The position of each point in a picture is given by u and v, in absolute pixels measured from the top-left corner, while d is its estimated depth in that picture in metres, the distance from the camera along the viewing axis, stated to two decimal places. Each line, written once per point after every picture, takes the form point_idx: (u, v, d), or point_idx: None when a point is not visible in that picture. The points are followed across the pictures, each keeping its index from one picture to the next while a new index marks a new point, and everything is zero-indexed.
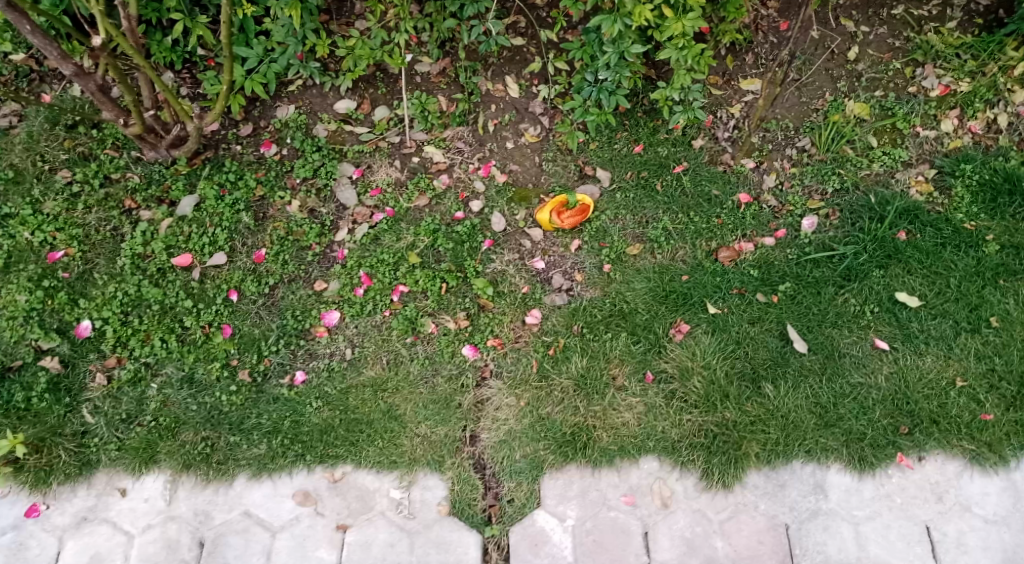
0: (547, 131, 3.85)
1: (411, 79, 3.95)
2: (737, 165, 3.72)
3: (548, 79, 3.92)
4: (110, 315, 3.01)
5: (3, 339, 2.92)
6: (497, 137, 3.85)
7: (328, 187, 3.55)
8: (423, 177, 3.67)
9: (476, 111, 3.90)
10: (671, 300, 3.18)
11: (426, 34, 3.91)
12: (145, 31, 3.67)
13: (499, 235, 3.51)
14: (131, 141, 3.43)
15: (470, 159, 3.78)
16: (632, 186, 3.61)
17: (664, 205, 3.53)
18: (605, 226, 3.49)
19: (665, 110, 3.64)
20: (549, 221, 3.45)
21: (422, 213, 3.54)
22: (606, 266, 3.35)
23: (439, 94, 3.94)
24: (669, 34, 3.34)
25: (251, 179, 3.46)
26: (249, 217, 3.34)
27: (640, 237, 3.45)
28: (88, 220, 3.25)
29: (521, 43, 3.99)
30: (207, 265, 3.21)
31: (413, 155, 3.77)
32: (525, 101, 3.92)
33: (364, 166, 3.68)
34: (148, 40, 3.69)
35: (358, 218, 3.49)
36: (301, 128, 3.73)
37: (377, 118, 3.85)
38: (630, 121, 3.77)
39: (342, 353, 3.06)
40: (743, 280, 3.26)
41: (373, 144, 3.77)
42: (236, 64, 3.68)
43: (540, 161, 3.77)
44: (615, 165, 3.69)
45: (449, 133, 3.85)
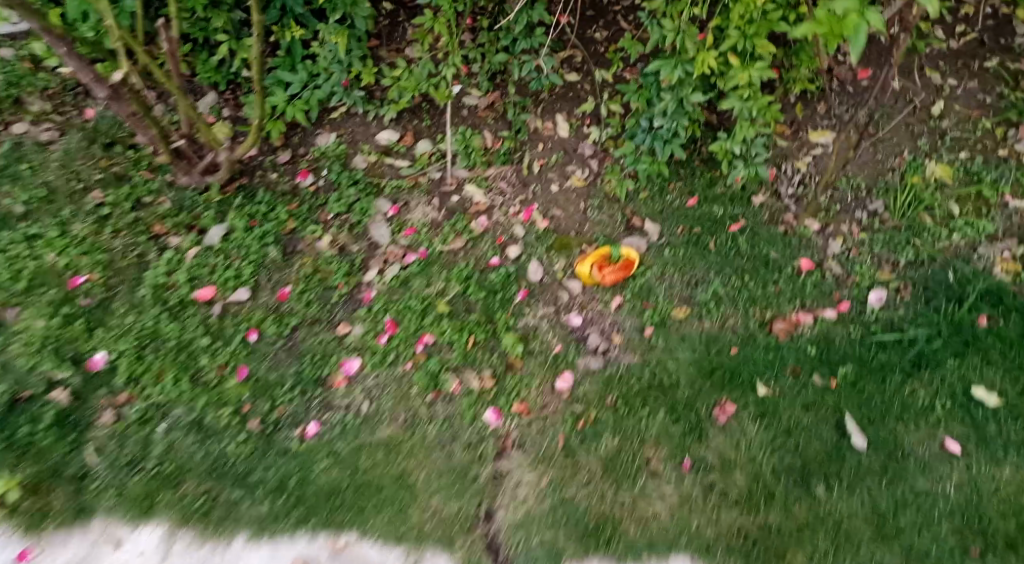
0: (595, 175, 3.62)
1: (457, 112, 3.79)
2: (800, 227, 3.42)
3: (600, 120, 3.71)
4: (125, 349, 2.94)
5: (18, 366, 2.85)
6: (542, 179, 3.65)
7: (360, 223, 3.41)
8: (460, 217, 3.50)
9: (521, 150, 3.73)
10: (717, 376, 2.90)
11: (477, 65, 3.80)
12: (192, 51, 3.62)
13: (535, 286, 3.30)
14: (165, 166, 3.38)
15: (512, 201, 3.59)
16: (683, 242, 3.35)
17: (716, 266, 3.26)
18: (649, 285, 3.25)
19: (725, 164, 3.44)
20: (590, 275, 3.25)
21: (456, 257, 3.37)
22: (648, 329, 3.09)
23: (484, 130, 3.77)
24: (734, 83, 3.11)
25: (283, 212, 3.35)
26: (276, 252, 3.23)
27: (687, 300, 3.18)
28: (114, 244, 3.19)
29: (575, 80, 3.83)
30: (228, 301, 3.10)
31: (451, 194, 3.60)
32: (575, 141, 3.71)
33: (400, 203, 3.52)
34: (194, 59, 3.63)
35: (389, 258, 3.33)
36: (340, 158, 3.62)
37: (418, 151, 3.71)
38: (687, 170, 3.56)
39: (359, 407, 2.89)
40: (798, 359, 2.95)
41: (413, 179, 3.62)
42: (279, 88, 3.59)
43: (585, 208, 3.54)
44: (665, 218, 3.45)
45: (492, 172, 3.68)
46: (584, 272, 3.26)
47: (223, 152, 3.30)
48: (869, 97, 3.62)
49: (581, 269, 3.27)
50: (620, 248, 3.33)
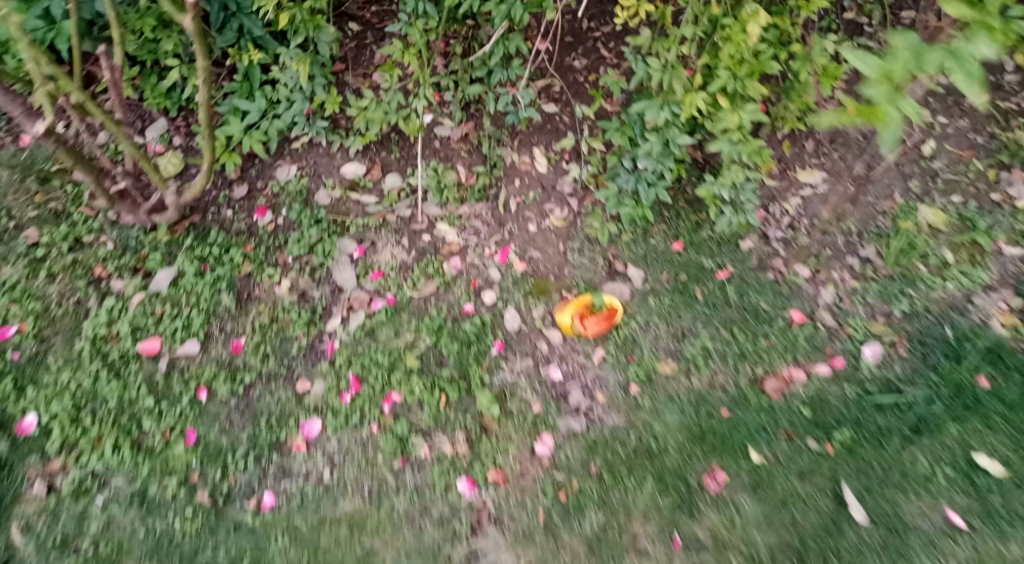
0: (575, 214, 3.41)
1: (429, 144, 3.55)
2: (790, 273, 3.26)
3: (580, 156, 3.51)
4: (61, 411, 2.62)
5: None
6: (519, 218, 3.44)
7: (323, 266, 3.15)
8: (433, 259, 3.27)
9: (498, 186, 3.51)
10: (707, 442, 2.74)
11: (450, 93, 3.53)
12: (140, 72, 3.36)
13: (512, 335, 3.08)
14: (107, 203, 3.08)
15: (487, 242, 3.37)
16: (668, 290, 3.17)
17: (704, 317, 3.09)
18: (634, 337, 3.05)
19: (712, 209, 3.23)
20: (571, 327, 3.04)
21: (427, 304, 3.13)
22: (633, 387, 2.90)
23: (458, 164, 3.55)
24: (723, 126, 2.92)
25: (238, 254, 3.08)
26: (231, 299, 2.96)
27: (674, 354, 2.99)
28: (47, 291, 2.88)
29: (554, 110, 3.60)
30: (177, 354, 2.81)
31: (422, 233, 3.36)
32: (555, 177, 3.51)
33: (367, 243, 3.28)
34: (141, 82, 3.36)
35: (354, 305, 3.08)
36: (302, 195, 3.36)
37: (387, 186, 3.46)
38: (671, 211, 3.38)
39: (319, 475, 2.64)
40: (793, 422, 2.81)
41: (380, 217, 3.37)
42: (234, 117, 3.33)
43: (566, 249, 3.34)
44: (649, 262, 3.26)
45: (467, 209, 3.45)
46: (565, 323, 3.05)
47: (168, 191, 2.98)
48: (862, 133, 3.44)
49: (562, 320, 3.06)
50: (603, 296, 3.12)
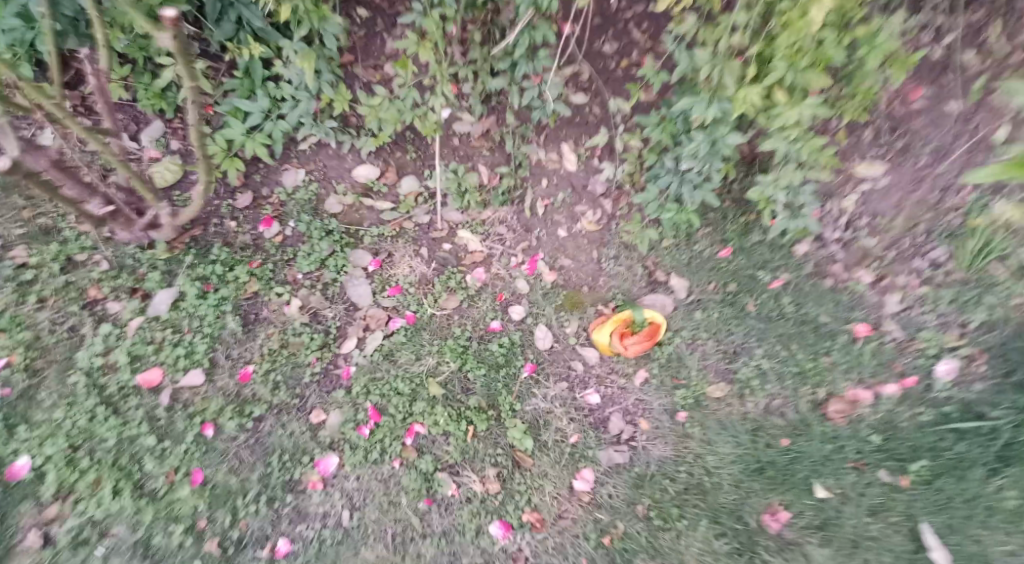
0: (609, 218, 3.15)
1: (447, 142, 3.26)
2: (852, 280, 2.89)
3: (615, 154, 3.13)
4: (52, 454, 2.38)
5: None
6: (547, 223, 3.20)
7: (336, 282, 2.89)
8: (455, 271, 3.02)
9: (522, 188, 3.25)
10: (766, 476, 2.50)
11: (468, 85, 3.13)
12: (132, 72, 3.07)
13: (543, 355, 2.82)
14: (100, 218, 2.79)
15: (513, 250, 3.14)
16: (716, 302, 2.90)
17: (755, 332, 2.81)
18: (678, 354, 2.80)
19: (765, 212, 2.85)
20: (610, 345, 2.75)
21: (450, 323, 2.86)
22: (681, 415, 2.66)
23: (479, 165, 3.29)
24: (780, 122, 2.57)
25: (243, 272, 2.81)
26: (236, 321, 2.70)
27: (724, 376, 2.74)
28: (38, 318, 2.62)
29: (583, 101, 3.14)
30: (179, 386, 2.56)
31: (444, 241, 3.14)
32: (585, 176, 3.20)
33: (384, 255, 3.01)
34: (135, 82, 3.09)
35: (370, 324, 2.82)
36: (312, 203, 3.10)
37: (403, 191, 3.22)
38: (717, 212, 3.03)
39: (338, 517, 2.39)
40: (861, 450, 2.54)
41: (396, 225, 3.13)
42: (234, 119, 3.05)
43: (599, 257, 3.08)
44: (692, 271, 2.99)
45: (489, 215, 3.23)
46: (603, 342, 2.77)
47: (162, 208, 2.66)
48: (937, 119, 2.74)
49: (599, 339, 2.78)
50: (645, 311, 2.80)
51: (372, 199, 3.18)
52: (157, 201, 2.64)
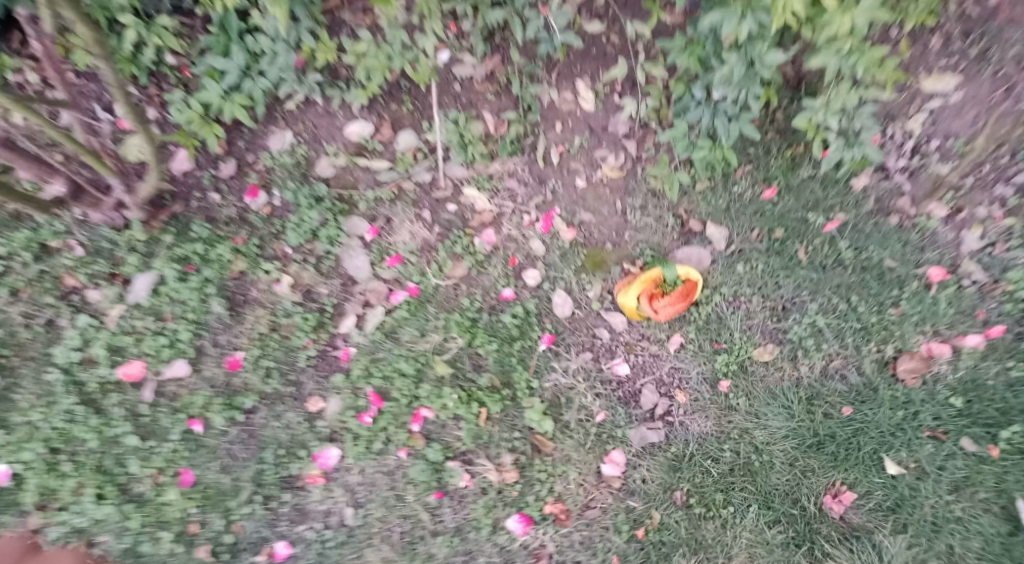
0: (633, 161, 2.74)
1: (447, 89, 2.83)
2: (920, 216, 2.44)
3: (637, 88, 2.74)
4: (30, 459, 2.18)
5: None
6: (563, 173, 2.79)
7: (332, 256, 2.60)
8: (460, 235, 2.67)
9: (533, 134, 2.83)
10: (826, 454, 2.22)
11: (468, 22, 2.73)
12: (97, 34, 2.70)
13: (563, 324, 2.50)
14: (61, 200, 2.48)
15: (525, 207, 2.75)
16: (761, 252, 2.48)
17: (807, 284, 2.41)
18: (718, 315, 2.42)
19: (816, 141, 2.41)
20: (639, 308, 2.39)
21: (456, 295, 2.55)
22: (723, 384, 2.32)
23: (484, 112, 2.84)
24: (825, 36, 2.09)
25: (226, 250, 2.55)
26: (222, 305, 2.46)
27: (774, 337, 2.37)
28: (7, 309, 2.39)
29: (599, 30, 2.74)
30: (163, 379, 2.34)
31: (446, 201, 2.76)
32: (605, 117, 2.80)
33: (382, 221, 2.69)
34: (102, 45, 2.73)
35: (370, 300, 2.54)
36: (300, 167, 2.80)
37: (399, 147, 2.83)
38: (758, 146, 2.56)
39: (342, 515, 2.21)
40: (938, 417, 2.21)
41: (393, 186, 2.77)
42: (211, 81, 2.71)
43: (623, 209, 2.70)
44: (732, 217, 2.55)
45: (497, 167, 2.81)
46: (630, 305, 2.40)
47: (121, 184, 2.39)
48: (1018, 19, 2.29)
49: (625, 301, 2.40)
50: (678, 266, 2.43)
51: (367, 158, 2.82)
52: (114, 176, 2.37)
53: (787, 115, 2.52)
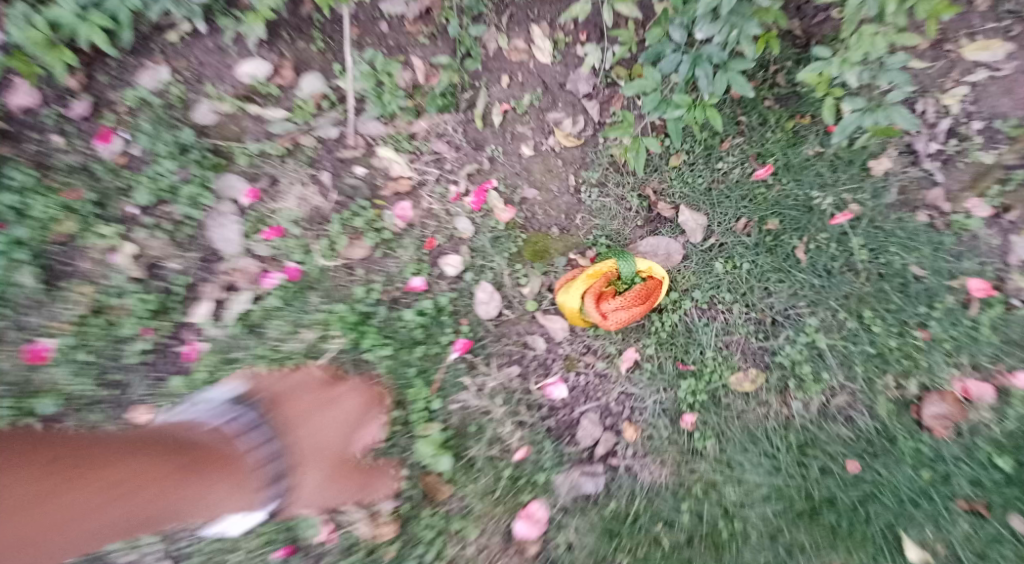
0: (594, 127, 2.15)
1: (369, 28, 2.13)
2: (956, 214, 1.82)
3: (604, 34, 2.12)
4: None
5: None
6: (507, 137, 2.18)
7: (194, 222, 2.02)
8: (366, 206, 2.07)
9: (473, 88, 2.19)
10: (819, 525, 1.63)
11: None
12: None
13: (485, 328, 1.93)
14: None
15: (454, 175, 2.14)
16: (747, 248, 1.88)
17: (807, 295, 1.80)
18: (687, 326, 1.83)
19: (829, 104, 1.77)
20: (584, 313, 1.80)
21: (349, 282, 1.97)
22: (686, 419, 1.74)
23: (412, 58, 2.16)
24: None
25: (48, 206, 1.90)
26: (37, 277, 1.87)
27: (757, 360, 1.78)
28: None
29: None
30: None
31: (354, 163, 2.15)
32: (563, 71, 2.17)
33: (266, 183, 2.09)
34: None
35: (235, 281, 1.99)
36: (171, 111, 2.07)
37: (302, 95, 2.14)
38: (753, 114, 1.96)
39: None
40: (977, 483, 1.61)
41: (288, 141, 2.14)
42: None
43: (577, 186, 2.10)
44: (712, 200, 1.95)
45: (424, 126, 2.18)
46: (574, 309, 1.81)
47: None
48: None
49: (567, 303, 1.82)
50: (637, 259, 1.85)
51: (259, 105, 2.12)
52: None
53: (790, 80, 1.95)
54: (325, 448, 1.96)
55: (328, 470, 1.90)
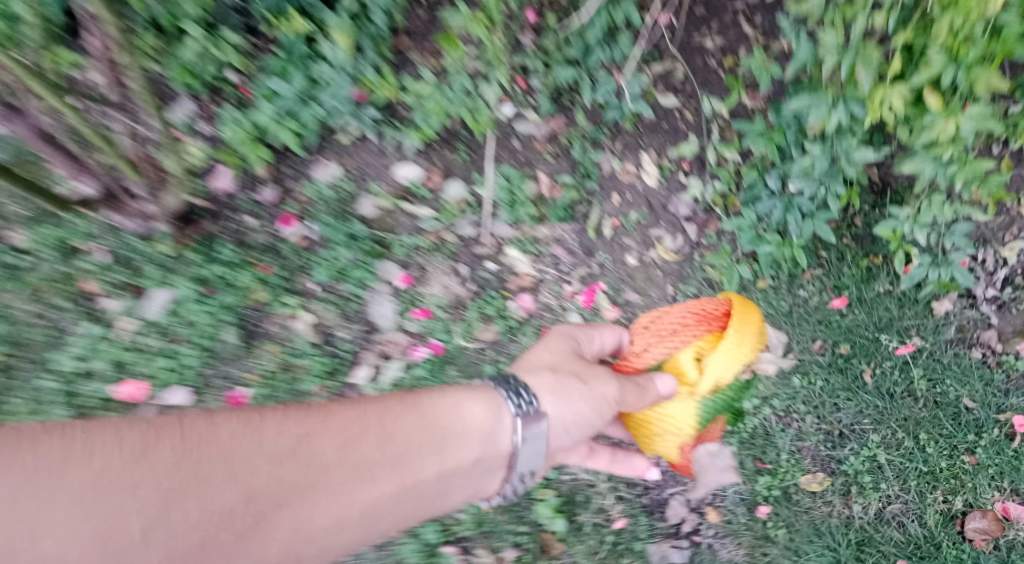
0: (692, 246, 2.54)
1: (505, 144, 2.66)
2: (1007, 354, 2.20)
3: (705, 167, 2.55)
4: None
5: None
6: (615, 247, 2.60)
7: (357, 298, 2.47)
8: (496, 296, 2.51)
9: (589, 202, 2.63)
10: None
11: (537, 78, 2.62)
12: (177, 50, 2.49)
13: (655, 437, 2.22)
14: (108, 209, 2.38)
15: (569, 276, 2.57)
16: (821, 367, 2.22)
17: (870, 412, 2.17)
18: (766, 430, 2.19)
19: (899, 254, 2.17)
20: (712, 389, 1.55)
21: (480, 359, 2.43)
22: (761, 510, 2.11)
23: (539, 172, 2.66)
24: (926, 136, 1.98)
25: (250, 277, 2.43)
26: (237, 337, 2.36)
27: (825, 465, 2.14)
28: (21, 309, 2.30)
29: (673, 104, 2.61)
30: (162, 405, 2.29)
31: (486, 259, 2.58)
32: (666, 195, 2.61)
33: (416, 270, 2.54)
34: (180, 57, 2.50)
35: (388, 351, 2.43)
36: (343, 204, 2.59)
37: (448, 197, 2.62)
38: (832, 250, 2.33)
39: None
40: None
41: (435, 236, 2.59)
42: (266, 102, 2.52)
43: (673, 294, 2.52)
44: (795, 324, 2.28)
45: (545, 232, 2.61)
46: (691, 428, 1.61)
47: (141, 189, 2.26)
48: None
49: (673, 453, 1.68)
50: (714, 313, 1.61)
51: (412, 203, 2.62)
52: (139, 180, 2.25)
53: (868, 222, 2.32)
54: (542, 364, 1.48)
55: (552, 372, 1.45)
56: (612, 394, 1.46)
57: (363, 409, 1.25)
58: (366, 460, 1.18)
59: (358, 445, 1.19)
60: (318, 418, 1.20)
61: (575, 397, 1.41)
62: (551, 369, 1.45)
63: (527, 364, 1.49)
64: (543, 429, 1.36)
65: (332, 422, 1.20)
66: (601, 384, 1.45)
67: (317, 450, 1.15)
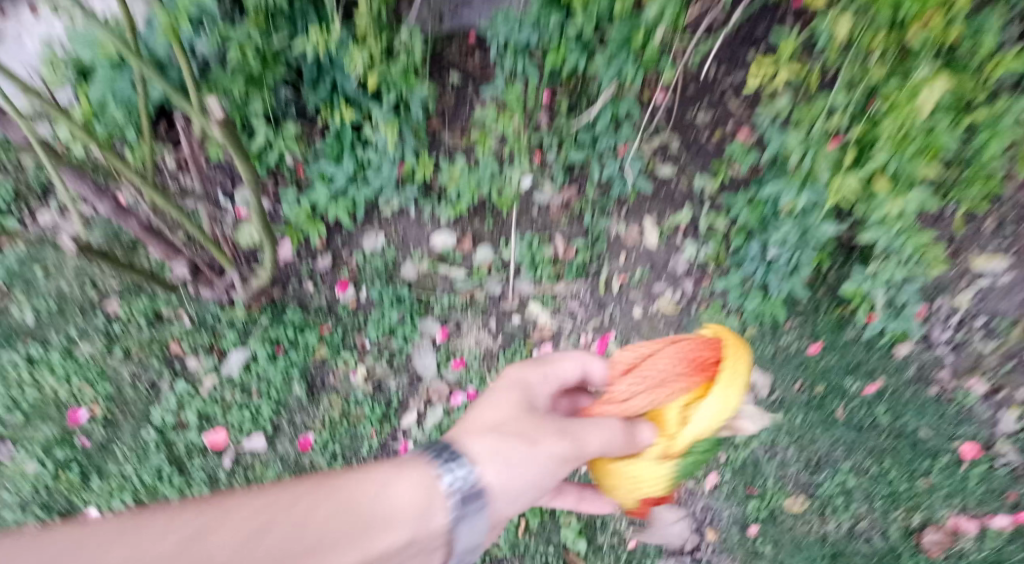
0: (688, 299, 2.87)
1: (526, 212, 3.07)
2: (960, 390, 2.55)
3: (698, 233, 2.91)
4: (133, 490, 2.65)
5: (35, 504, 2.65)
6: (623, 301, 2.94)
7: (403, 352, 2.88)
8: (522, 346, 2.89)
9: (600, 261, 2.99)
10: None
11: (552, 154, 3.06)
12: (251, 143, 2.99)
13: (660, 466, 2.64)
14: (198, 285, 2.85)
15: (584, 326, 2.92)
16: (801, 405, 2.61)
17: (843, 441, 2.56)
18: (755, 459, 2.59)
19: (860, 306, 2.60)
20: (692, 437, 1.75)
21: None
22: (751, 529, 2.52)
23: (556, 236, 3.04)
24: (879, 213, 2.41)
25: (312, 337, 2.85)
26: (302, 389, 2.78)
27: (805, 489, 2.53)
28: (121, 372, 2.79)
29: (670, 175, 3.01)
30: (243, 449, 2.72)
31: (512, 313, 2.97)
32: (666, 253, 2.96)
33: (452, 325, 2.94)
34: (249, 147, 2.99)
35: (431, 398, 2.82)
36: (387, 269, 3.01)
37: (477, 261, 3.03)
38: (810, 302, 2.71)
39: None
40: None
41: (468, 295, 2.99)
42: (322, 184, 3.00)
43: None
44: (778, 366, 2.68)
45: (563, 289, 2.97)
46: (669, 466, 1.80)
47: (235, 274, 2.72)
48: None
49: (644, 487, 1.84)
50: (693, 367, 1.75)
51: (447, 266, 3.03)
52: (231, 267, 2.69)
53: (839, 276, 2.69)
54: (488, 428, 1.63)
55: (490, 438, 1.59)
56: (557, 452, 1.62)
57: (294, 492, 1.38)
58: (274, 555, 1.27)
59: (287, 531, 1.31)
60: (249, 510, 1.32)
61: (517, 459, 1.57)
62: (495, 431, 1.62)
63: (477, 423, 1.66)
64: (473, 498, 1.49)
65: (263, 512, 1.33)
66: (547, 443, 1.61)
67: (236, 544, 1.27)
